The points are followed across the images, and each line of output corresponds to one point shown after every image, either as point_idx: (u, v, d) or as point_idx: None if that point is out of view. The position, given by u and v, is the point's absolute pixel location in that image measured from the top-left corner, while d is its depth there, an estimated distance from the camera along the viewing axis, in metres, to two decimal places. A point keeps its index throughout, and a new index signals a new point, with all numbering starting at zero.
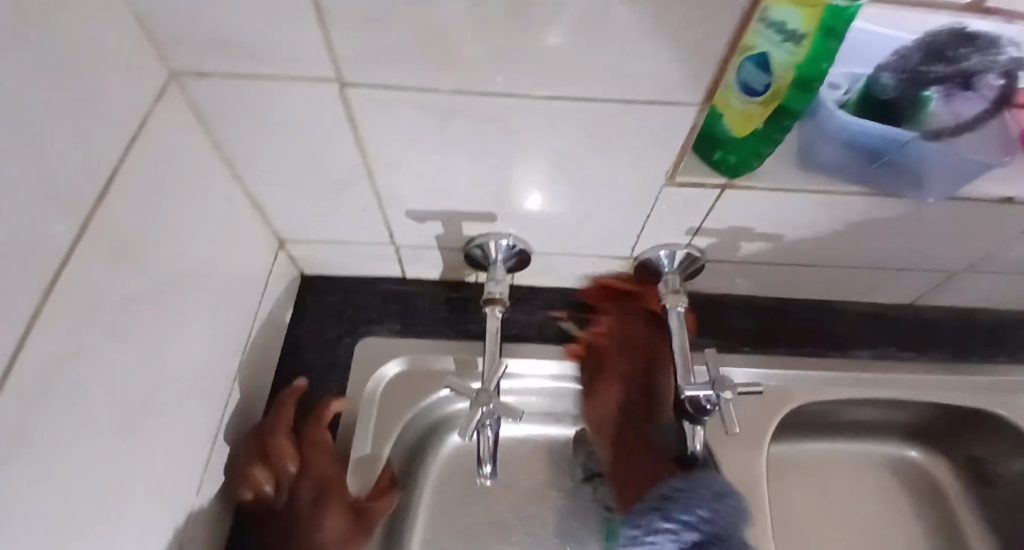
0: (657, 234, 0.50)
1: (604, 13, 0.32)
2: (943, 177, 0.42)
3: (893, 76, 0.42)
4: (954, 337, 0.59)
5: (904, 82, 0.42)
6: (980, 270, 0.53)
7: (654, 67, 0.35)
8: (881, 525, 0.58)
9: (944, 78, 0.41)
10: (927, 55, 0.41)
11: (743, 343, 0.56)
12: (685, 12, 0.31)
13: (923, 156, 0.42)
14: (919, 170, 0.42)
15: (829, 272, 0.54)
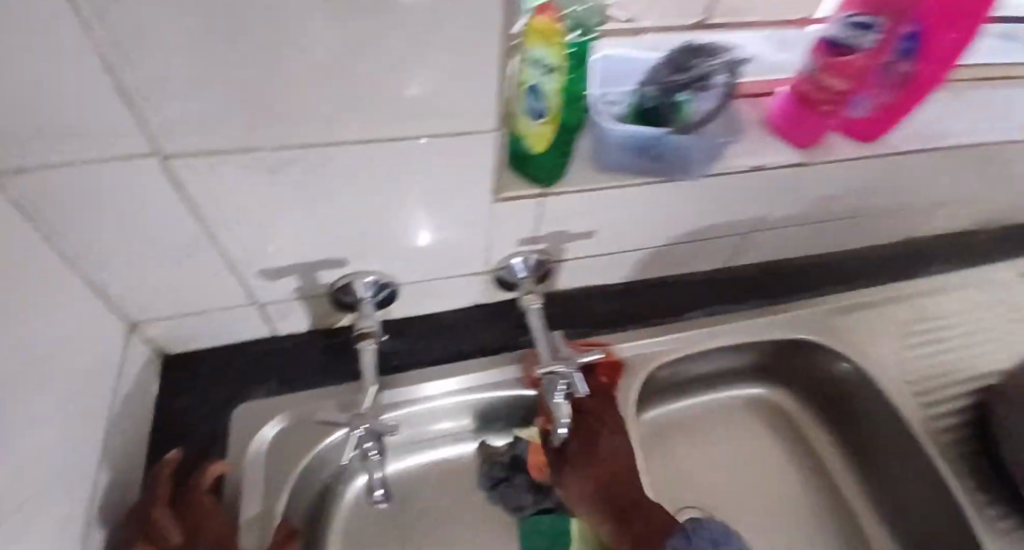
0: (499, 248, 0.55)
1: (390, 63, 0.36)
2: (696, 160, 0.52)
3: (649, 90, 0.51)
4: (768, 286, 0.69)
5: (657, 94, 0.51)
6: (769, 227, 0.64)
7: (446, 104, 0.40)
8: (742, 460, 0.67)
9: (678, 89, 0.50)
10: (673, 69, 0.51)
11: (602, 327, 0.63)
12: (458, 55, 0.37)
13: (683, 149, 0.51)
14: (682, 159, 0.51)
15: (654, 253, 0.62)
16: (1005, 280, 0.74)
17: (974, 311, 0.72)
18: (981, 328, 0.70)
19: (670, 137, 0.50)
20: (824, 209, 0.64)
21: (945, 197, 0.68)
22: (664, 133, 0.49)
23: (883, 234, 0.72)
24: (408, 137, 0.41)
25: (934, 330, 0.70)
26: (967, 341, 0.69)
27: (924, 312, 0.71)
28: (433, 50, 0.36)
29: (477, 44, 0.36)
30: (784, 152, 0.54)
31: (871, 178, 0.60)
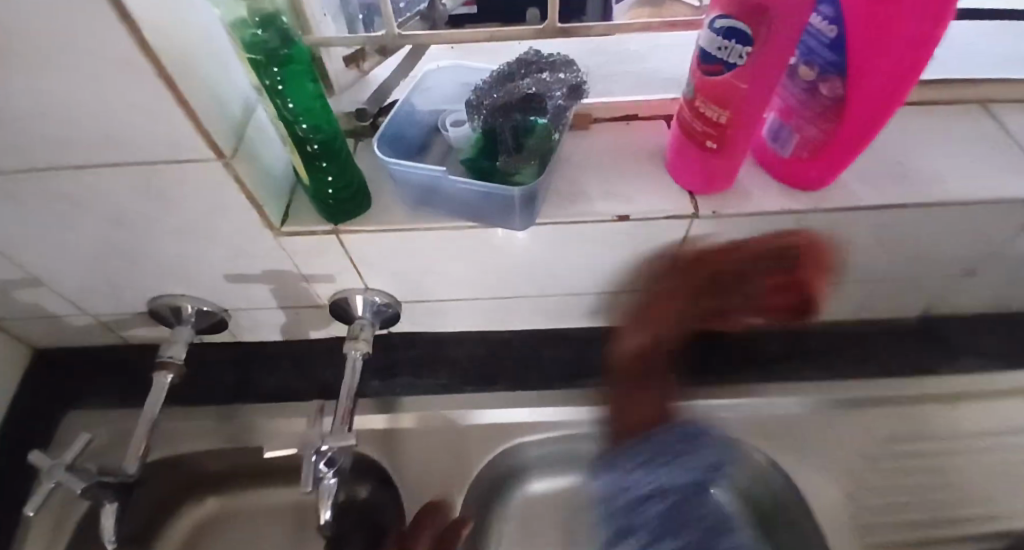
0: (323, 283, 0.48)
1: (28, 87, 0.28)
2: (504, 208, 0.39)
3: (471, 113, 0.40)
4: (696, 355, 0.54)
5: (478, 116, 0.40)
6: (685, 286, 0.49)
7: (144, 132, 0.32)
8: None
9: (498, 103, 0.38)
10: (496, 87, 0.40)
11: (465, 382, 0.53)
12: (109, 82, 0.28)
13: (479, 191, 0.38)
14: (486, 201, 0.39)
15: (527, 301, 0.52)
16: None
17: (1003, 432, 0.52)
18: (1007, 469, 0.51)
19: (452, 177, 0.38)
20: (771, 267, 0.48)
21: (977, 265, 0.48)
22: (444, 173, 0.37)
23: (885, 304, 0.53)
24: (127, 163, 0.34)
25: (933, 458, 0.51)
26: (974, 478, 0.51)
27: (922, 425, 0.52)
28: (70, 71, 0.28)
29: (122, 68, 0.28)
30: (668, 198, 0.41)
31: (826, 237, 0.44)
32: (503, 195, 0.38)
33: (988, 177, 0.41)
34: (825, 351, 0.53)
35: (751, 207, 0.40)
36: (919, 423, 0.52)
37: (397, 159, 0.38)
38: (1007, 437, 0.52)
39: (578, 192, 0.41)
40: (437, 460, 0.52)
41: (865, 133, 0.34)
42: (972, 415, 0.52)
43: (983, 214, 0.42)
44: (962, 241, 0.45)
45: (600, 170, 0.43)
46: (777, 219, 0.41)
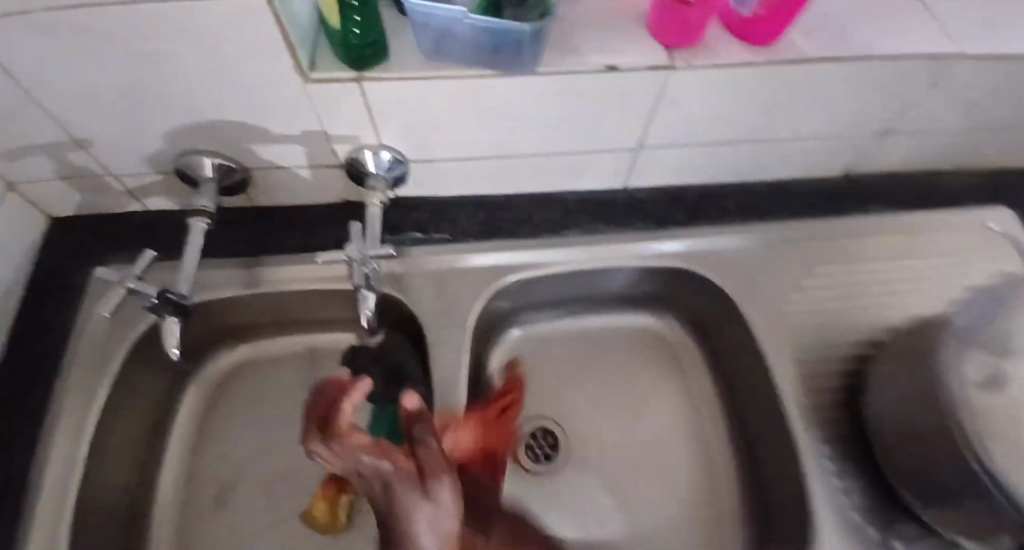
0: (341, 138, 0.53)
1: None
2: (516, 47, 0.45)
3: None
4: (659, 209, 0.64)
5: None
6: (657, 145, 0.58)
7: None
8: (597, 384, 0.66)
9: None
10: None
11: (466, 236, 0.61)
12: None
13: (493, 29, 0.44)
14: (500, 40, 0.45)
15: (521, 163, 0.59)
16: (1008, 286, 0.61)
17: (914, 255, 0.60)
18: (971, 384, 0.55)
19: (470, 19, 0.43)
20: (728, 127, 0.56)
21: (890, 126, 0.58)
22: (466, 14, 0.43)
23: (816, 163, 0.63)
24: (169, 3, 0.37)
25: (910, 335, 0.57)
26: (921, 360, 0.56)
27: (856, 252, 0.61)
28: None
29: None
30: (648, 54, 0.48)
31: (774, 94, 0.52)
32: (513, 32, 0.43)
33: (906, 40, 0.50)
34: (769, 206, 0.64)
35: (713, 61, 0.48)
36: (897, 281, 0.59)
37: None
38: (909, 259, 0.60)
39: (568, 49, 0.48)
40: (448, 301, 0.58)
41: None
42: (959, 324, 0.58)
43: (893, 72, 0.50)
44: (880, 103, 0.54)
45: (589, 31, 0.49)
46: (737, 72, 0.48)
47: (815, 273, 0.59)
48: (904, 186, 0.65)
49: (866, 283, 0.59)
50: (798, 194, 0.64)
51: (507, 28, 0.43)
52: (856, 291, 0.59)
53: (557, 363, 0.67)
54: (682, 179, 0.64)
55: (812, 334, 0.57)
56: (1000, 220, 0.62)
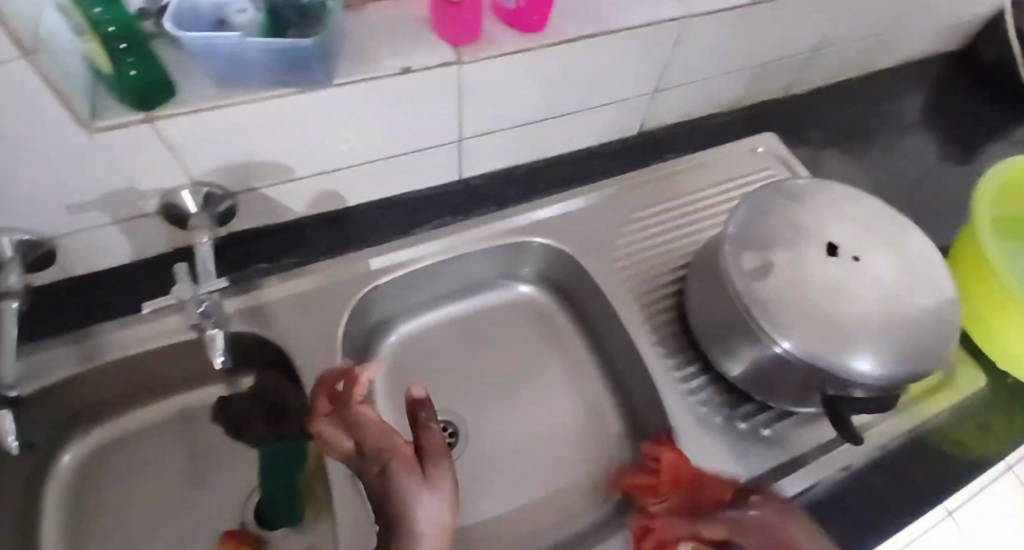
0: (152, 182, 0.51)
1: None
2: (303, 63, 0.47)
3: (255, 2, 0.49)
4: (496, 192, 0.69)
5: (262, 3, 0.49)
6: (475, 134, 0.63)
7: None
8: (482, 365, 0.69)
9: None
10: None
11: (316, 256, 0.61)
12: None
13: (274, 50, 0.46)
14: (286, 59, 0.47)
15: (353, 174, 0.60)
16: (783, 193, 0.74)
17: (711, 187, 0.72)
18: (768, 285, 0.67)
19: (249, 41, 0.45)
20: (531, 106, 0.63)
21: (661, 84, 0.69)
22: (243, 38, 0.45)
23: (616, 125, 0.73)
24: None
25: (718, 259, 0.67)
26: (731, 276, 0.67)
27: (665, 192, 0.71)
28: None
29: None
30: (437, 51, 0.52)
31: (558, 71, 0.59)
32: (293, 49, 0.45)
33: (648, 8, 0.59)
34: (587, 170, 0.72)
35: (495, 49, 0.54)
36: (702, 212, 0.70)
37: (191, 33, 0.45)
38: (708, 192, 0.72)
39: (363, 58, 0.50)
40: (309, 322, 0.58)
41: None
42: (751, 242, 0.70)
43: (646, 37, 0.60)
44: (646, 65, 0.64)
45: (380, 39, 0.52)
46: (518, 58, 0.55)
47: (636, 221, 0.68)
48: (689, 133, 0.77)
49: (676, 221, 0.69)
50: (608, 156, 0.74)
51: (286, 46, 0.45)
52: (673, 227, 0.68)
53: (439, 357, 0.69)
54: (509, 161, 0.70)
55: (646, 270, 0.65)
56: (765, 144, 0.75)
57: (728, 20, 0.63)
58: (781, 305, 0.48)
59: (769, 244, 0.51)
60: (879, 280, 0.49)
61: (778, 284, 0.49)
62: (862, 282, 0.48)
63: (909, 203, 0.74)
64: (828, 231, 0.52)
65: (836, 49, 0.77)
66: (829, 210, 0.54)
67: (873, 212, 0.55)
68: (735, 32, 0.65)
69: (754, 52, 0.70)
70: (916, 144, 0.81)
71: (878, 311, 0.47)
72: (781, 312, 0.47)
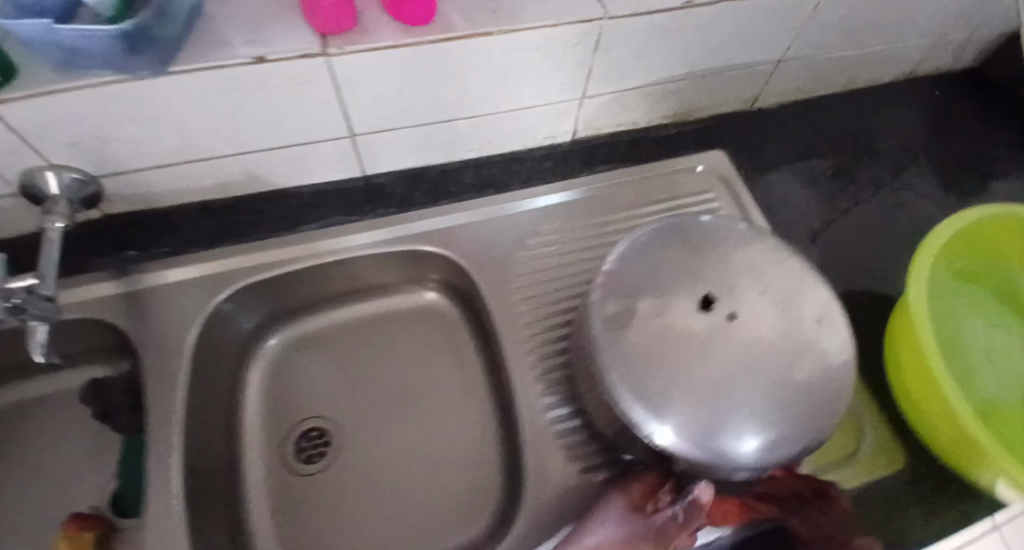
0: (1, 160, 0.50)
1: None
2: (132, 53, 0.43)
3: None
4: (400, 193, 0.65)
5: None
6: (369, 131, 0.59)
7: None
8: (370, 370, 0.67)
9: None
10: None
11: (191, 246, 0.59)
12: None
13: (90, 41, 0.41)
14: (109, 49, 0.43)
15: (232, 164, 0.58)
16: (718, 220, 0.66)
17: (637, 205, 0.65)
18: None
19: (59, 29, 0.41)
20: (430, 106, 0.58)
21: (588, 91, 0.62)
22: (50, 24, 0.41)
23: (542, 130, 0.66)
24: None
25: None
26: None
27: (585, 206, 0.65)
28: None
29: None
30: (300, 42, 0.48)
31: (452, 71, 0.54)
32: (111, 39, 0.41)
33: (560, 6, 0.52)
34: (504, 177, 0.67)
35: (368, 42, 0.49)
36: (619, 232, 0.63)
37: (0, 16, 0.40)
38: (633, 210, 0.65)
39: (213, 45, 0.47)
40: (170, 318, 0.56)
41: None
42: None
43: (554, 39, 0.53)
44: (565, 68, 0.57)
45: (239, 24, 0.48)
46: (394, 53, 0.50)
47: (541, 237, 0.63)
48: (629, 142, 0.70)
49: (585, 241, 0.63)
50: (531, 162, 0.68)
51: (102, 35, 0.41)
52: (584, 246, 0.62)
53: (328, 358, 0.67)
54: (418, 161, 0.65)
55: (541, 291, 0.60)
56: (707, 162, 0.68)
57: (659, 23, 0.55)
58: (635, 368, 0.43)
59: (639, 291, 0.46)
60: (751, 340, 0.43)
61: (637, 339, 0.44)
62: (732, 344, 0.43)
63: (863, 244, 0.65)
64: (709, 281, 0.46)
65: (809, 59, 0.67)
66: (719, 254, 0.48)
67: (770, 263, 0.48)
68: (674, 37, 0.57)
69: (700, 60, 0.62)
70: (895, 174, 0.71)
71: (741, 380, 0.41)
72: (636, 375, 0.42)
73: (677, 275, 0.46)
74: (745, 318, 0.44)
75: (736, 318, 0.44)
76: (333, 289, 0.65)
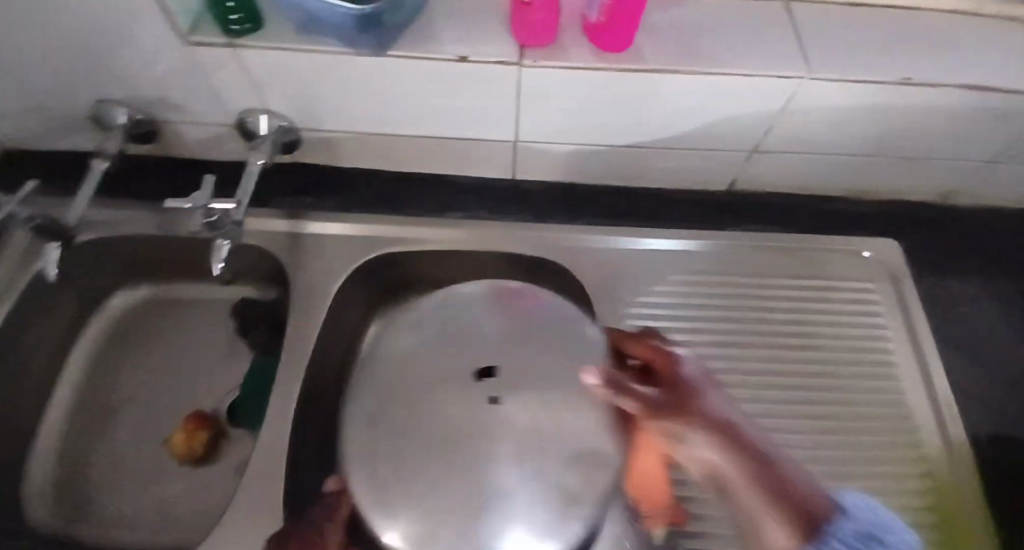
0: (234, 98, 0.59)
1: None
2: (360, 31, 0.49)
3: None
4: (543, 202, 0.67)
5: None
6: (533, 139, 0.61)
7: None
8: None
9: None
10: None
11: (354, 205, 0.66)
12: None
13: (333, 15, 0.48)
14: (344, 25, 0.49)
15: (407, 143, 0.63)
16: (871, 313, 0.60)
17: (787, 280, 0.61)
18: (801, 414, 0.54)
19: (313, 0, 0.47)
20: (597, 128, 0.59)
21: (760, 145, 0.59)
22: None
23: (699, 174, 0.65)
24: None
25: (747, 358, 0.57)
26: (754, 387, 0.55)
27: (728, 262, 0.62)
28: None
29: None
30: (501, 48, 0.51)
31: (631, 100, 0.55)
32: (350, 18, 0.47)
33: (759, 57, 0.51)
34: (648, 211, 0.66)
35: (562, 59, 0.51)
36: (756, 310, 0.60)
37: None
38: (779, 288, 0.61)
39: (427, 36, 0.52)
40: (320, 263, 0.63)
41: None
42: (805, 362, 0.57)
43: (746, 88, 0.52)
44: (745, 119, 0.56)
45: (452, 23, 0.53)
46: (584, 74, 0.52)
47: (676, 281, 0.61)
48: (788, 208, 0.66)
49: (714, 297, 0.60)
50: (678, 203, 0.67)
51: (345, 14, 0.47)
52: (723, 307, 0.60)
53: None
54: (568, 176, 0.67)
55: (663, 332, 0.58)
56: (874, 248, 0.62)
57: (864, 93, 0.51)
58: (435, 502, 0.35)
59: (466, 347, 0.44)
60: (511, 433, 0.38)
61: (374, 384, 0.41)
62: (601, 457, 0.36)
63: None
64: (538, 385, 0.40)
65: None
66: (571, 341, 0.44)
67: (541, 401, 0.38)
68: (873, 111, 0.53)
69: (897, 141, 0.57)
70: None
71: (545, 475, 0.36)
72: (384, 491, 0.36)
73: (568, 370, 0.41)
74: (588, 425, 0.37)
75: (499, 403, 0.39)
76: (455, 275, 0.68)
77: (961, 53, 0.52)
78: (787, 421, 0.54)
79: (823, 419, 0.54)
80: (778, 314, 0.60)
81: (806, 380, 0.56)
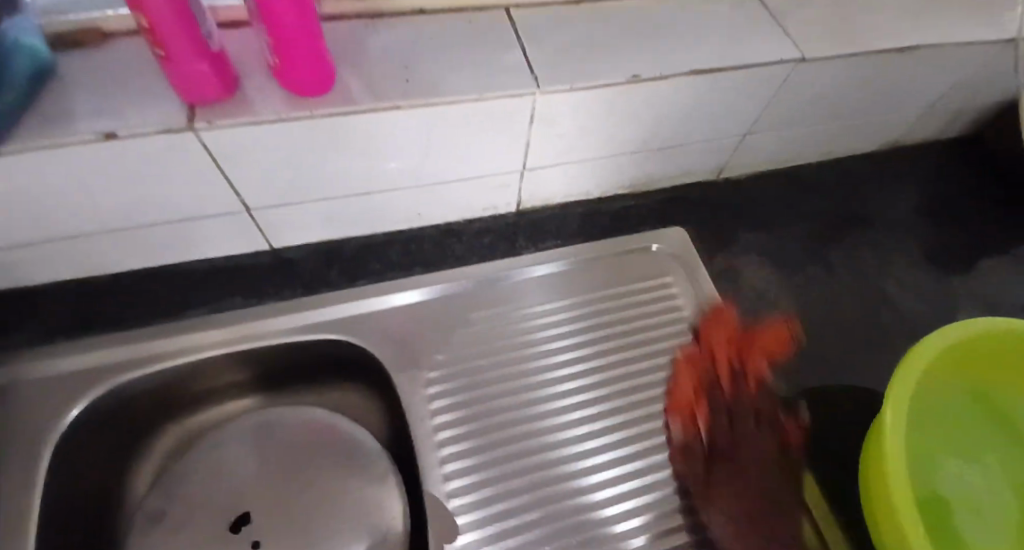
0: None
1: None
2: None
3: None
4: (312, 270, 0.57)
5: None
6: (270, 205, 0.51)
7: None
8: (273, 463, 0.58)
9: None
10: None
11: (54, 334, 0.52)
12: None
13: None
14: None
15: (106, 242, 0.49)
16: (670, 309, 0.59)
17: (593, 294, 0.60)
18: (632, 438, 0.52)
19: None
20: (342, 181, 0.50)
21: (529, 164, 0.54)
22: None
23: (479, 202, 0.59)
24: None
25: (565, 394, 0.54)
26: (573, 426, 0.52)
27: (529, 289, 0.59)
28: None
29: None
30: (160, 113, 0.40)
31: (363, 145, 0.46)
32: None
33: (479, 77, 0.44)
34: (436, 251, 0.60)
35: (247, 115, 0.40)
36: (570, 335, 0.57)
37: None
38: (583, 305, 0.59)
39: (61, 119, 0.39)
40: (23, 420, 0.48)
41: (301, 20, 0.36)
42: (625, 379, 0.55)
43: (481, 112, 0.45)
44: (501, 142, 0.50)
45: (98, 96, 0.41)
46: (282, 130, 0.42)
47: (476, 326, 0.57)
48: (579, 216, 0.63)
49: (522, 334, 0.57)
50: (467, 236, 0.61)
51: None
52: (537, 341, 0.56)
53: None
54: (336, 233, 0.57)
55: (476, 390, 0.53)
56: (662, 240, 0.62)
57: (608, 98, 0.47)
58: None
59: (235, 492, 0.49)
60: None
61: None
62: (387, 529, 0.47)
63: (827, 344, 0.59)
64: (305, 493, 0.49)
65: (784, 131, 0.60)
66: (328, 448, 0.52)
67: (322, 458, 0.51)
68: (624, 112, 0.49)
69: (660, 135, 0.54)
70: (871, 257, 0.66)
71: None
72: None
73: (330, 500, 0.49)
74: (347, 517, 0.48)
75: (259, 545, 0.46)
76: (239, 375, 0.57)
77: (694, 35, 0.49)
78: (622, 449, 0.52)
79: (652, 437, 0.52)
80: (587, 334, 0.57)
81: (634, 396, 0.54)
